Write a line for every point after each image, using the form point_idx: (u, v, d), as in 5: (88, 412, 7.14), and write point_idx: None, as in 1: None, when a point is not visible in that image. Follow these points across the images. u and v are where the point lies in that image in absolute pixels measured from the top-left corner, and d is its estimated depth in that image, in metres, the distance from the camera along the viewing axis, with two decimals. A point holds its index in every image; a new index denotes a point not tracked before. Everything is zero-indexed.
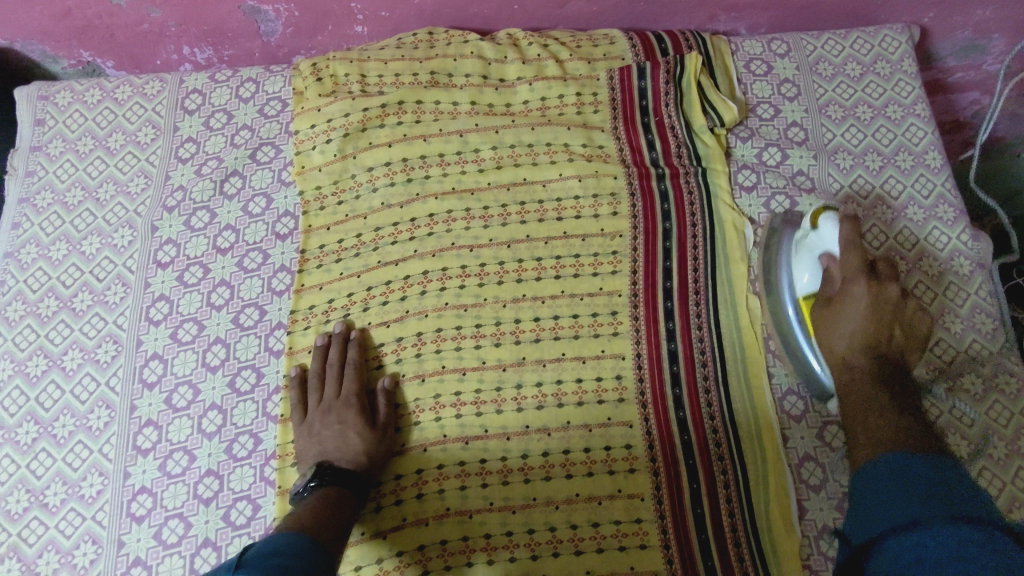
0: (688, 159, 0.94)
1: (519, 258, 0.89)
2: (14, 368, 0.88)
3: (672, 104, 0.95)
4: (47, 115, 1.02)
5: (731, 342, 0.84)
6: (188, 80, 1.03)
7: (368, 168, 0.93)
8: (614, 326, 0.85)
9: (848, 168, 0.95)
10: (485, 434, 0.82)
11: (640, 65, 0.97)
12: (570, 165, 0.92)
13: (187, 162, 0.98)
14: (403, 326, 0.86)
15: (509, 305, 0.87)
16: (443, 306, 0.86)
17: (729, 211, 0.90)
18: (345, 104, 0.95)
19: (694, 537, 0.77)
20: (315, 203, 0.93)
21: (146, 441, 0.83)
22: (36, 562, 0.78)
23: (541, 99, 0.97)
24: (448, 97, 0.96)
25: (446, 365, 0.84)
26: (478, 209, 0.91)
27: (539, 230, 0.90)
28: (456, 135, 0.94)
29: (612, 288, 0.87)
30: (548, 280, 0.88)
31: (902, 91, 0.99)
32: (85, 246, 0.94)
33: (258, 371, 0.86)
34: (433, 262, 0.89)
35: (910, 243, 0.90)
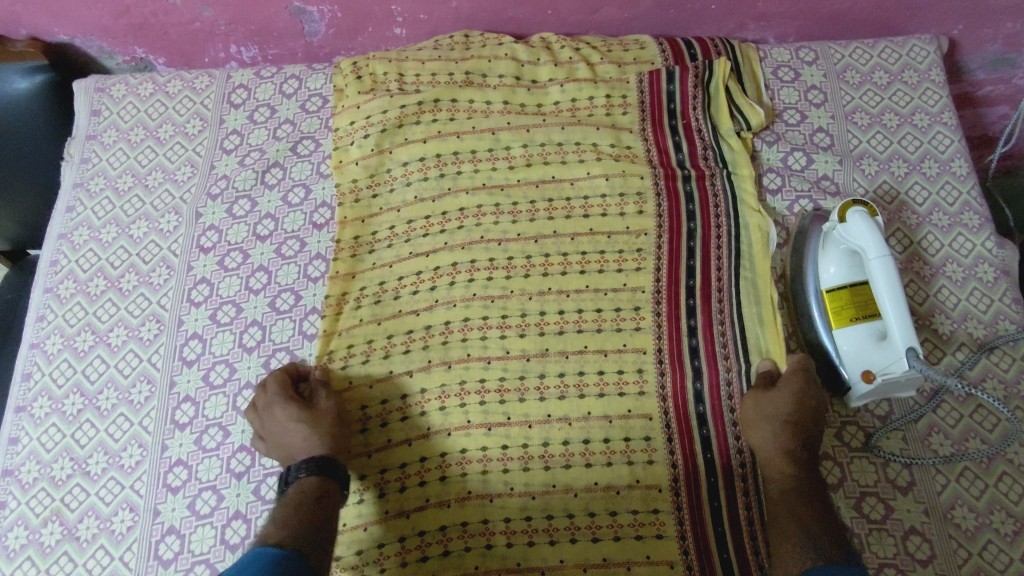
0: (713, 161, 0.95)
1: (546, 253, 0.91)
2: (63, 342, 0.93)
3: (699, 107, 0.98)
4: (102, 106, 1.08)
5: (756, 342, 0.85)
6: (235, 76, 1.08)
7: (403, 163, 0.97)
8: (637, 321, 0.87)
9: (873, 174, 0.96)
10: (508, 422, 0.83)
11: (669, 69, 0.99)
12: (597, 164, 0.95)
13: (231, 153, 1.02)
14: (431, 315, 0.89)
15: (535, 297, 0.89)
16: (471, 296, 0.89)
17: (754, 212, 0.92)
18: (383, 102, 0.99)
19: (710, 528, 0.78)
20: (350, 195, 0.96)
21: (183, 415, 0.87)
22: (77, 527, 0.82)
23: (572, 100, 1.00)
24: (481, 96, 1.00)
25: (471, 353, 0.86)
26: (508, 205, 0.94)
27: (567, 226, 0.92)
28: (488, 133, 0.97)
29: (636, 284, 0.89)
30: (573, 275, 0.90)
31: (930, 100, 1.00)
32: (133, 229, 0.99)
33: (292, 354, 0.89)
34: (461, 254, 0.91)
35: (934, 249, 0.91)
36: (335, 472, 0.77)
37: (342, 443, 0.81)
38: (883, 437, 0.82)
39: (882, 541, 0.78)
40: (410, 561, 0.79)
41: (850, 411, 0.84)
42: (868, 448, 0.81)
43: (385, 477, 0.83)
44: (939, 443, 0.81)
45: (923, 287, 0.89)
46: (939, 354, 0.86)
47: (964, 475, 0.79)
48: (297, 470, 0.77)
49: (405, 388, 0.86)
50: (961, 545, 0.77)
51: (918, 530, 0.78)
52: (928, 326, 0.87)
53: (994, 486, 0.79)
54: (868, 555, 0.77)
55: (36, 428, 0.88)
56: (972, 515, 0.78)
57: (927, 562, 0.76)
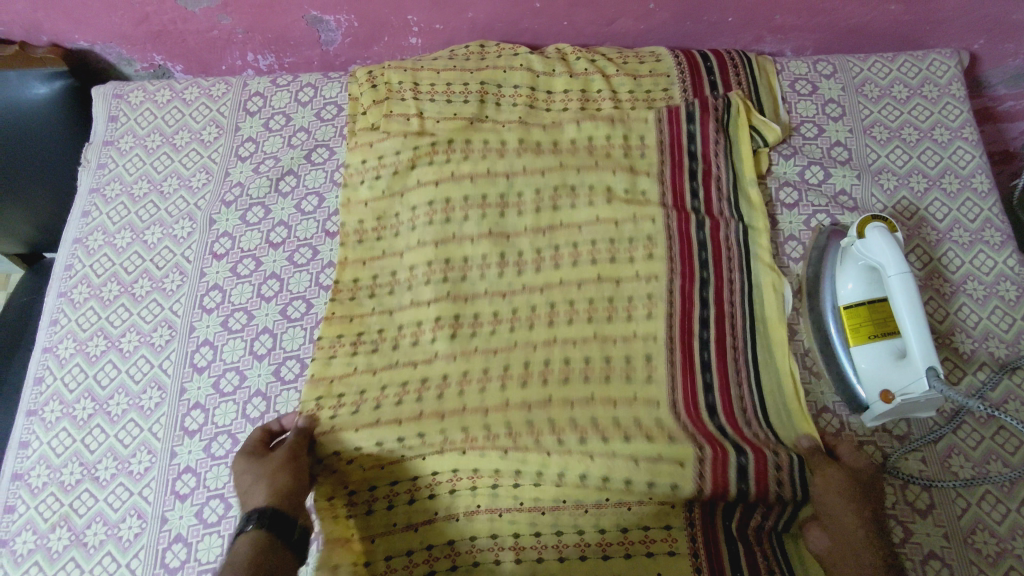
0: (729, 211, 0.92)
1: (551, 302, 0.88)
2: (75, 347, 0.93)
3: (720, 155, 0.95)
4: (120, 113, 1.09)
5: (775, 407, 0.81)
6: (251, 83, 1.08)
7: (414, 207, 0.95)
8: (649, 371, 0.83)
9: (892, 189, 0.95)
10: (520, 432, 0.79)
11: (689, 111, 0.97)
12: (608, 208, 0.93)
13: (246, 161, 1.03)
14: (429, 367, 0.85)
15: (540, 347, 0.85)
16: (472, 349, 0.86)
17: (768, 268, 0.88)
18: (398, 142, 0.98)
19: (724, 546, 0.76)
20: (355, 236, 0.95)
21: (193, 422, 0.86)
22: (84, 533, 0.82)
23: (589, 139, 0.98)
24: (497, 137, 0.98)
25: (468, 406, 0.81)
26: (512, 256, 0.92)
27: (573, 274, 0.90)
28: (502, 176, 0.96)
29: (647, 332, 0.85)
30: (581, 324, 0.86)
31: (950, 115, 0.99)
32: (148, 235, 0.99)
33: (302, 362, 0.89)
34: (464, 306, 0.89)
35: (954, 266, 0.89)
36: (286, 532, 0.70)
37: (297, 494, 0.74)
38: (901, 458, 0.80)
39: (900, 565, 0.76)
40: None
41: (866, 430, 0.82)
42: (886, 468, 0.80)
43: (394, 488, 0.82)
44: (960, 466, 0.79)
45: (943, 305, 0.87)
46: (960, 374, 0.84)
47: (985, 498, 0.78)
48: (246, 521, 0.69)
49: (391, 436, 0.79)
50: (982, 571, 0.75)
51: (938, 554, 0.76)
52: (948, 344, 0.85)
53: (1018, 510, 0.77)
54: None
55: (47, 432, 0.88)
56: (994, 540, 0.76)
57: None
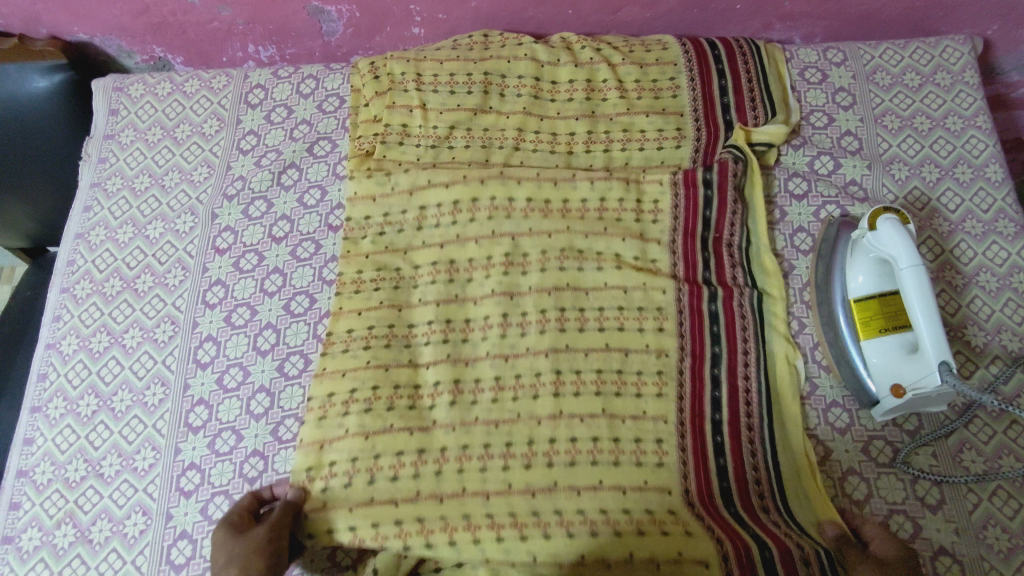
0: (743, 279, 0.88)
1: (557, 369, 0.83)
2: (78, 343, 0.92)
3: (737, 222, 0.90)
4: (120, 105, 1.07)
5: (795, 493, 0.77)
6: (252, 75, 1.07)
7: (415, 264, 0.91)
8: (659, 455, 0.78)
9: (903, 179, 0.93)
10: (519, 419, 0.81)
11: (707, 174, 0.91)
12: (616, 274, 0.87)
13: (248, 154, 1.01)
14: (427, 436, 0.80)
15: (545, 422, 0.80)
16: (471, 421, 0.81)
17: (782, 341, 0.85)
18: (403, 199, 0.94)
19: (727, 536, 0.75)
20: (350, 286, 0.89)
21: (197, 419, 0.86)
22: (90, 529, 0.82)
23: (601, 200, 0.92)
24: (505, 191, 0.92)
25: (467, 488, 0.77)
26: (516, 316, 0.86)
27: (579, 341, 0.84)
28: (508, 237, 0.90)
29: (657, 413, 0.80)
30: (588, 396, 0.81)
31: (963, 103, 0.97)
32: (149, 230, 0.98)
33: (306, 358, 0.88)
34: (464, 370, 0.84)
35: (967, 257, 0.88)
36: None
37: None
38: (911, 452, 0.79)
39: None
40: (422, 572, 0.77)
41: (876, 425, 0.81)
42: (895, 463, 0.79)
43: None
44: (971, 461, 0.78)
45: (954, 297, 0.86)
46: (972, 367, 0.83)
47: (997, 494, 0.76)
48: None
49: (385, 517, 0.76)
50: (993, 567, 0.74)
51: (948, 550, 0.75)
52: (960, 337, 0.84)
53: None
54: None
55: (51, 428, 0.88)
56: (1006, 535, 0.75)
57: None
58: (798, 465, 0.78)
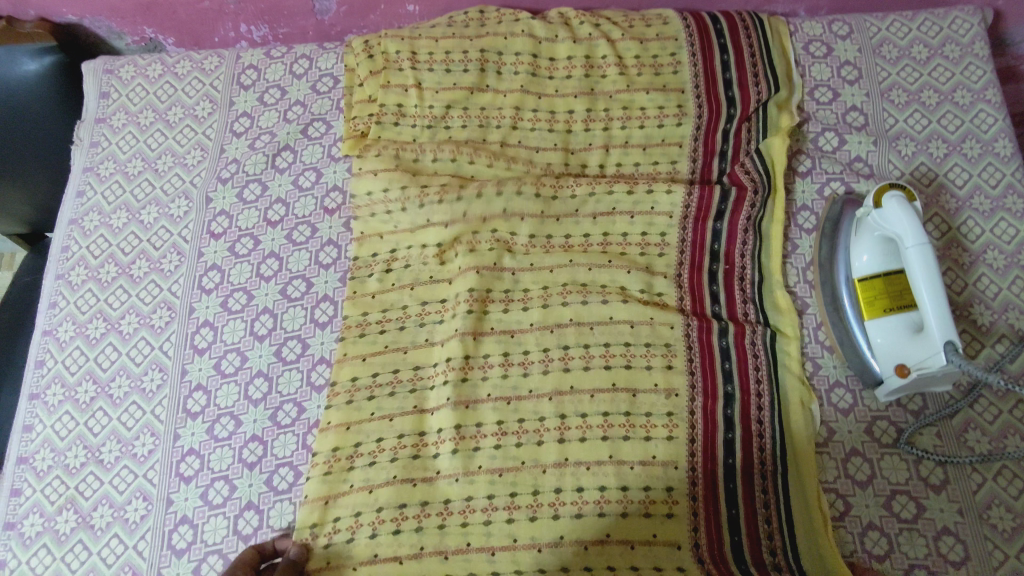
0: (755, 315, 0.84)
1: (561, 413, 0.79)
2: (75, 330, 0.92)
3: (748, 255, 0.86)
4: (111, 88, 1.06)
5: (809, 552, 0.73)
6: (245, 56, 1.05)
7: (422, 301, 0.87)
8: (669, 506, 0.76)
9: (910, 156, 0.91)
10: (530, 395, 0.80)
11: (719, 204, 0.87)
12: (622, 307, 0.83)
13: (241, 136, 1.00)
14: (430, 488, 0.78)
15: (550, 470, 0.77)
16: (475, 470, 0.77)
17: (796, 384, 0.80)
18: (408, 235, 0.90)
19: (723, 511, 0.75)
20: (355, 328, 0.86)
21: (195, 404, 0.86)
22: (91, 515, 0.82)
23: (603, 234, 0.88)
24: (507, 227, 0.89)
25: (472, 543, 0.75)
26: (518, 353, 0.83)
27: (584, 380, 0.81)
28: (509, 272, 0.87)
29: (667, 457, 0.77)
30: (595, 441, 0.78)
31: (972, 76, 0.94)
32: (143, 215, 0.97)
33: (303, 342, 0.87)
34: (467, 414, 0.80)
35: (974, 235, 0.86)
36: None
37: None
38: (915, 433, 0.78)
39: (912, 542, 0.74)
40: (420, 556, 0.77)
41: (879, 405, 0.80)
42: (899, 444, 0.78)
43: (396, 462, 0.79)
44: (976, 441, 0.77)
45: (961, 276, 0.85)
46: (978, 347, 0.81)
47: (1001, 474, 0.76)
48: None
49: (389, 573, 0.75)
50: (996, 547, 0.73)
51: (952, 530, 0.74)
52: (967, 317, 0.83)
53: None
54: (898, 555, 0.74)
55: (50, 415, 0.88)
56: (1010, 515, 0.74)
57: (961, 563, 0.73)
58: (811, 513, 0.74)
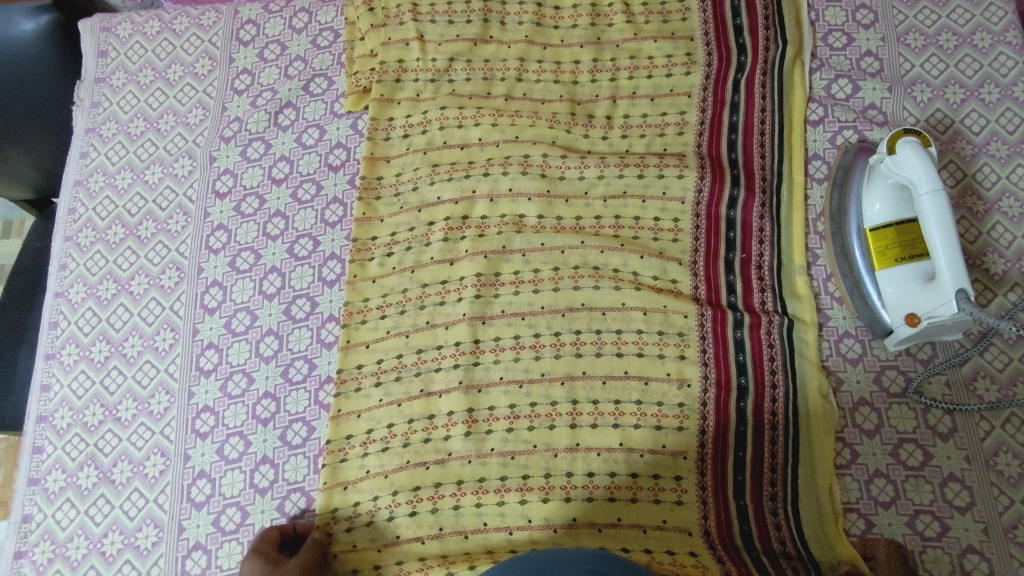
0: (773, 305, 0.83)
1: (573, 399, 0.80)
2: (86, 291, 0.92)
3: (765, 243, 0.85)
4: (109, 46, 1.04)
5: (817, 541, 0.74)
6: (243, 10, 1.03)
7: (422, 284, 0.86)
8: (678, 493, 0.77)
9: (925, 101, 0.89)
10: (544, 378, 0.81)
11: (731, 192, 0.86)
12: (635, 295, 0.83)
13: (243, 94, 0.99)
14: (444, 469, 0.79)
15: (563, 455, 0.79)
16: (488, 452, 0.79)
17: (816, 373, 0.79)
18: (410, 216, 0.89)
19: (731, 477, 0.77)
20: (357, 314, 0.85)
21: (208, 362, 0.87)
22: (111, 471, 0.84)
23: (615, 217, 0.87)
24: (514, 209, 0.88)
25: (489, 523, 0.77)
26: (529, 336, 0.83)
27: (596, 366, 0.81)
28: (518, 254, 0.86)
29: (677, 447, 0.78)
30: (606, 428, 0.79)
31: (993, 17, 0.91)
32: (148, 175, 0.97)
33: (312, 301, 0.88)
34: (478, 398, 0.81)
35: (990, 182, 0.85)
36: None
37: None
38: (924, 382, 0.78)
39: (919, 488, 0.75)
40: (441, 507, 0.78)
41: (888, 355, 0.80)
42: (907, 393, 0.78)
43: (410, 426, 0.81)
44: (985, 389, 0.77)
45: (975, 224, 0.83)
46: (990, 296, 0.81)
47: (1010, 421, 0.76)
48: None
49: (410, 554, 0.77)
50: (1002, 492, 0.74)
51: (958, 477, 0.75)
52: (980, 265, 0.82)
53: None
54: (903, 501, 0.75)
55: (66, 375, 0.89)
56: (1017, 461, 0.74)
57: (967, 508, 0.74)
58: (819, 498, 0.75)
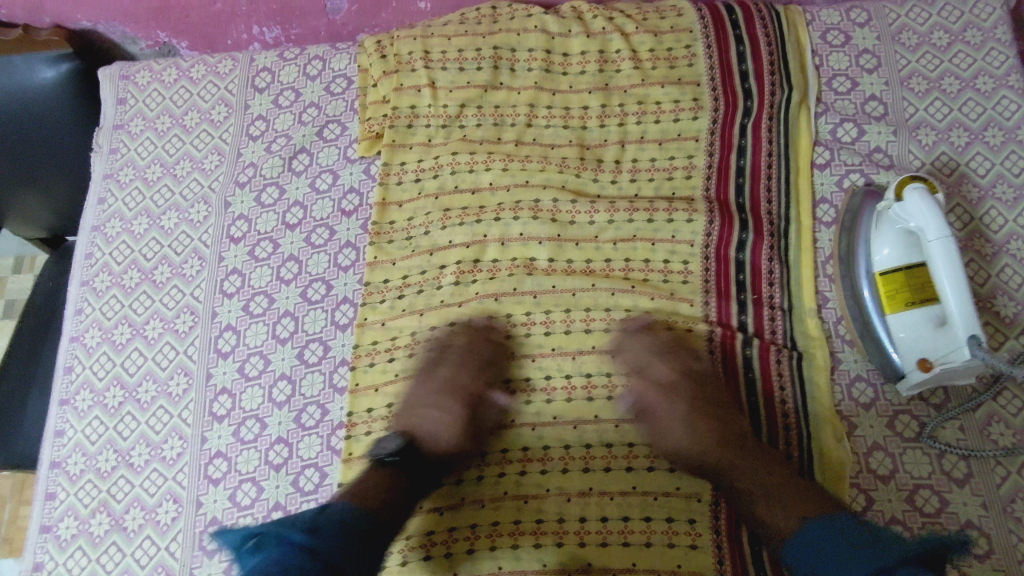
0: (783, 342, 0.84)
1: (586, 443, 0.81)
2: (102, 336, 0.93)
3: (775, 284, 0.85)
4: (128, 94, 1.06)
5: None
6: (258, 58, 1.05)
7: (432, 326, 0.87)
8: (692, 537, 0.76)
9: (930, 145, 0.90)
10: (556, 422, 0.82)
11: (740, 235, 0.87)
12: (645, 336, 0.84)
13: (257, 140, 1.00)
14: (456, 514, 0.80)
15: (575, 500, 0.79)
16: (501, 495, 0.80)
17: (826, 415, 0.79)
18: (423, 259, 0.90)
19: (746, 522, 0.77)
20: (366, 357, 0.86)
21: (221, 408, 0.87)
22: (123, 517, 0.84)
23: (625, 259, 0.88)
24: (526, 252, 0.89)
25: (502, 567, 0.77)
26: (541, 378, 0.84)
27: (609, 410, 0.82)
28: (529, 295, 0.87)
29: (691, 490, 0.78)
30: (619, 471, 0.80)
31: (995, 61, 0.93)
32: (164, 220, 0.98)
33: (325, 345, 0.88)
34: (492, 441, 0.83)
35: (997, 225, 0.85)
36: (411, 468, 0.75)
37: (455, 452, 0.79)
38: (938, 427, 0.78)
39: None
40: (456, 552, 0.78)
41: (902, 399, 0.80)
42: (921, 438, 0.78)
43: None
44: (1000, 434, 0.77)
45: (984, 267, 0.84)
46: (1001, 339, 0.81)
47: None
48: (383, 450, 0.75)
49: None
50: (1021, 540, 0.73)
51: (975, 524, 0.74)
52: (990, 308, 0.82)
53: None
54: None
55: (80, 420, 0.89)
56: None
57: (985, 556, 0.73)
58: None
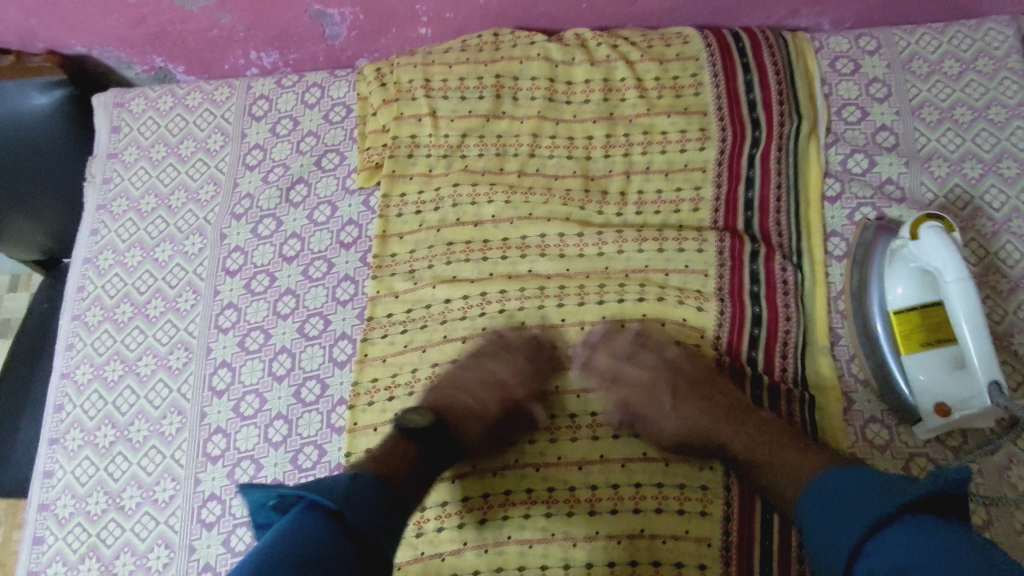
0: (794, 380, 0.81)
1: (592, 484, 0.78)
2: (93, 372, 0.91)
3: (793, 319, 0.82)
4: (123, 122, 1.04)
5: None
6: (256, 86, 1.03)
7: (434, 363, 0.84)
8: None
9: (943, 177, 0.88)
10: (559, 462, 0.79)
11: (752, 269, 0.84)
12: None
13: (254, 170, 0.98)
14: (458, 560, 0.76)
15: (582, 544, 0.76)
16: (503, 540, 0.77)
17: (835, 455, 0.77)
18: (425, 293, 0.87)
19: (758, 568, 0.74)
20: (364, 395, 0.83)
21: (215, 448, 0.84)
22: (114, 563, 0.81)
23: (639, 285, 0.85)
24: (535, 284, 0.86)
25: None
26: (544, 417, 0.81)
27: (615, 449, 0.79)
28: (534, 330, 0.85)
29: (700, 534, 0.75)
30: (627, 514, 0.76)
31: (1008, 91, 0.91)
32: (158, 253, 0.96)
33: (323, 382, 0.86)
34: (492, 482, 0.79)
35: (1013, 260, 0.83)
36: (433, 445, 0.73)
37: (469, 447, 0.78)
38: None
39: None
40: None
41: (918, 442, 0.77)
42: None
43: (424, 514, 0.79)
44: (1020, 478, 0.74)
45: (1001, 304, 0.81)
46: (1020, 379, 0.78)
47: None
48: (408, 422, 0.74)
49: None
50: None
51: None
52: (1008, 347, 0.79)
53: None
54: None
55: (70, 460, 0.87)
56: None
57: None
58: None
